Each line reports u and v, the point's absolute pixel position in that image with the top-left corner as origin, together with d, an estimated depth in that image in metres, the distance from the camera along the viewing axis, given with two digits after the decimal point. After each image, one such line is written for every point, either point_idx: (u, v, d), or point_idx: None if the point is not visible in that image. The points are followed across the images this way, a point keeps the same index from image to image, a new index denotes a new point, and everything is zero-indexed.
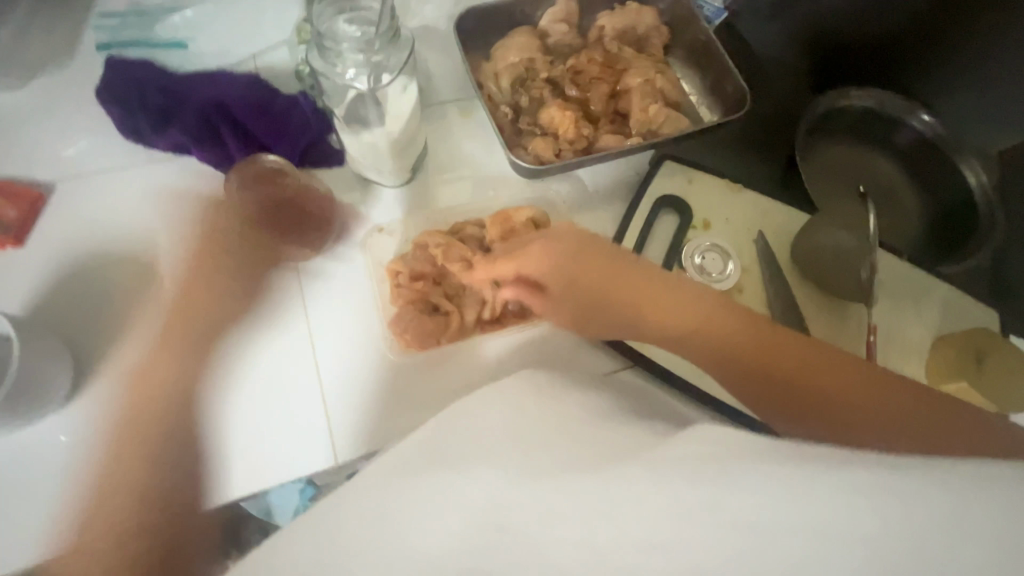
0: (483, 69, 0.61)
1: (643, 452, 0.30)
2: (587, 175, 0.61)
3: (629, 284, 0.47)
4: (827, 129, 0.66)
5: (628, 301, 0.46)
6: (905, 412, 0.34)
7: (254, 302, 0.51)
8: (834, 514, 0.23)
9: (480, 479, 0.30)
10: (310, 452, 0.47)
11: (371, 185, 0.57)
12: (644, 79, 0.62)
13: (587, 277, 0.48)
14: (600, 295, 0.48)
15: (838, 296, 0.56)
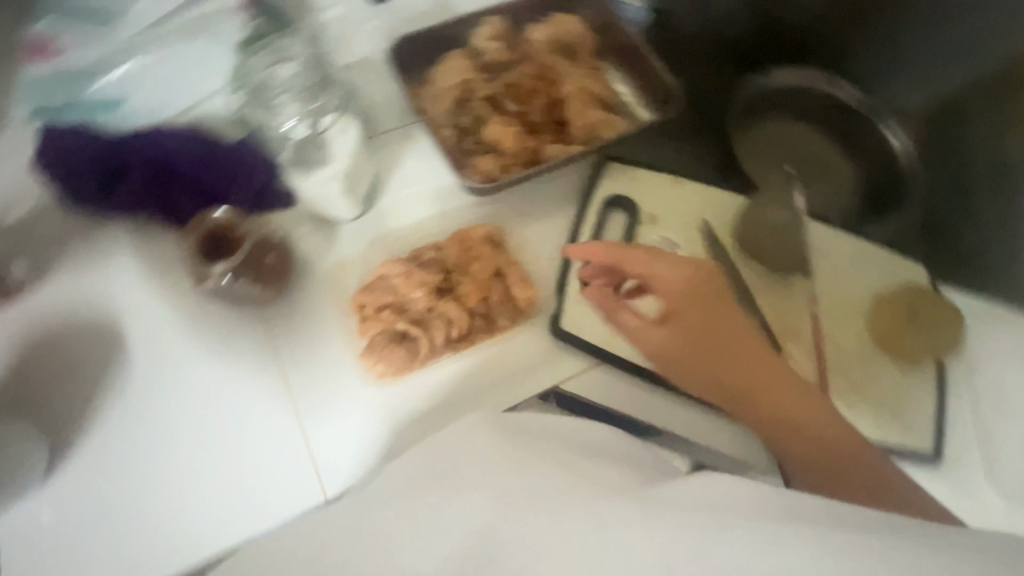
0: (422, 94, 0.63)
1: (622, 497, 0.34)
2: (537, 186, 0.63)
3: (728, 333, 0.50)
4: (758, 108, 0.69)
5: (739, 363, 0.49)
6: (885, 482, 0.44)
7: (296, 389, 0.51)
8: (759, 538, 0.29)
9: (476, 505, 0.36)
10: (300, 489, 0.48)
11: (326, 221, 0.58)
12: (579, 87, 0.65)
13: (686, 324, 0.49)
14: (712, 336, 0.49)
15: (780, 270, 0.61)
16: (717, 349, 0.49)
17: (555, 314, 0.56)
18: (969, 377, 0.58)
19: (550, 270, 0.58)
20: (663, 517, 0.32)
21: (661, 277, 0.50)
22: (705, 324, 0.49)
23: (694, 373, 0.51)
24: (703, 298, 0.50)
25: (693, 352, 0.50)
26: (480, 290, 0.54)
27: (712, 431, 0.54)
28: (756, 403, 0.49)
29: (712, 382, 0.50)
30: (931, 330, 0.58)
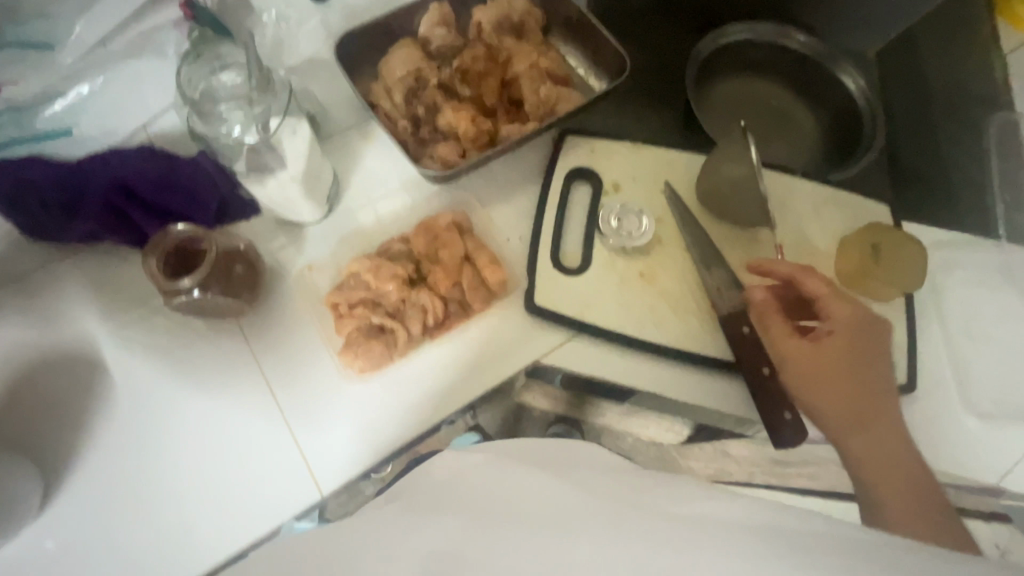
0: (374, 89, 0.62)
1: (635, 503, 0.34)
2: (499, 168, 0.63)
3: (863, 371, 0.55)
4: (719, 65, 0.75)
5: (859, 391, 0.53)
6: (936, 517, 0.47)
7: (351, 425, 0.51)
8: (736, 547, 0.29)
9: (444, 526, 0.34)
10: (295, 488, 0.49)
11: (292, 226, 0.58)
12: (529, 64, 0.64)
13: (865, 355, 0.55)
14: (859, 367, 0.54)
15: (742, 223, 0.62)
16: (850, 383, 0.53)
17: (528, 290, 0.56)
18: (932, 307, 0.60)
19: (519, 249, 0.59)
20: (635, 527, 0.32)
21: (838, 312, 0.55)
22: (843, 353, 0.54)
23: (822, 387, 0.53)
24: (858, 334, 0.55)
25: (828, 378, 0.53)
26: (452, 275, 0.54)
27: (691, 388, 0.56)
28: (863, 439, 0.52)
29: (834, 404, 0.53)
30: (901, 259, 0.58)
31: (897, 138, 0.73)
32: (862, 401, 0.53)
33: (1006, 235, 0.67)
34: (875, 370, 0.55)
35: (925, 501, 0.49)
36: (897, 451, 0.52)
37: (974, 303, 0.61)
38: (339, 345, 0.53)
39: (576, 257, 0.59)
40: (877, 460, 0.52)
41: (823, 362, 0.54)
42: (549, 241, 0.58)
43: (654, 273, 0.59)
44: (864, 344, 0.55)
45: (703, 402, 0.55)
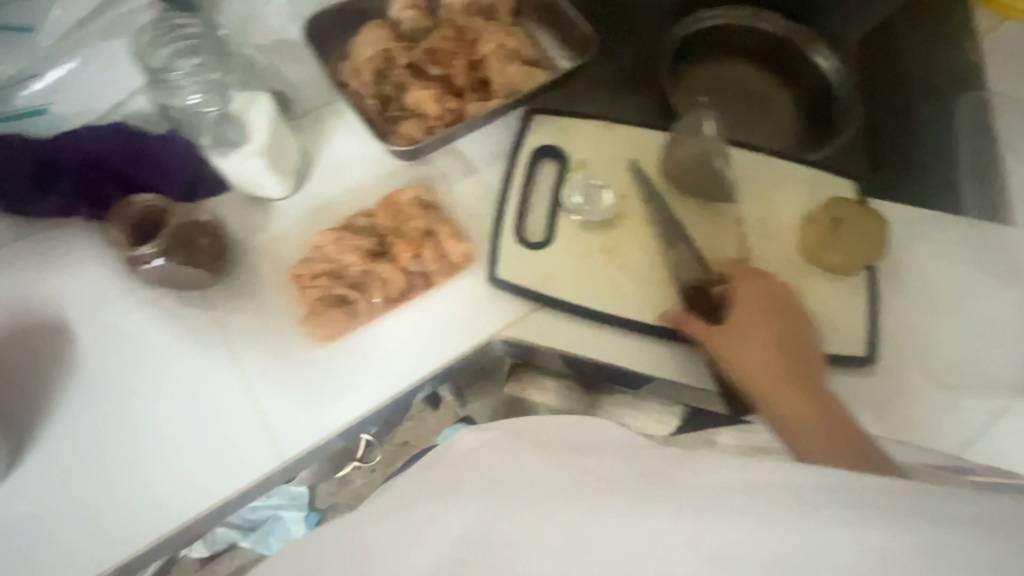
0: (345, 69, 0.63)
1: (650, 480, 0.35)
2: (467, 146, 0.64)
3: (785, 337, 0.54)
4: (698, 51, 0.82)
5: (773, 359, 0.52)
6: (848, 454, 0.43)
7: (309, 391, 0.52)
8: (754, 516, 0.32)
9: (467, 510, 0.35)
10: (257, 453, 0.50)
11: (259, 201, 0.58)
12: (497, 45, 0.65)
13: (785, 320, 0.54)
14: (778, 332, 0.54)
15: (708, 198, 0.62)
16: (764, 345, 0.53)
17: (490, 264, 0.57)
18: (892, 282, 0.61)
19: (486, 224, 0.60)
20: (661, 506, 0.34)
21: (741, 293, 0.55)
22: (755, 325, 0.54)
23: (741, 351, 0.53)
24: (777, 302, 0.55)
25: (743, 342, 0.53)
26: (414, 247, 0.55)
27: (654, 359, 0.57)
28: (780, 397, 0.50)
29: (754, 370, 0.52)
30: (863, 231, 0.58)
31: (877, 114, 0.75)
32: (782, 364, 0.52)
33: (972, 212, 0.67)
34: (801, 340, 0.54)
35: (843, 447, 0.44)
36: (819, 407, 0.49)
37: (937, 277, 0.62)
38: (301, 316, 0.54)
39: (541, 232, 0.60)
40: (796, 418, 0.49)
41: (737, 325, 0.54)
42: (513, 217, 0.59)
43: (618, 247, 0.59)
44: (785, 313, 0.55)
45: (665, 373, 0.57)
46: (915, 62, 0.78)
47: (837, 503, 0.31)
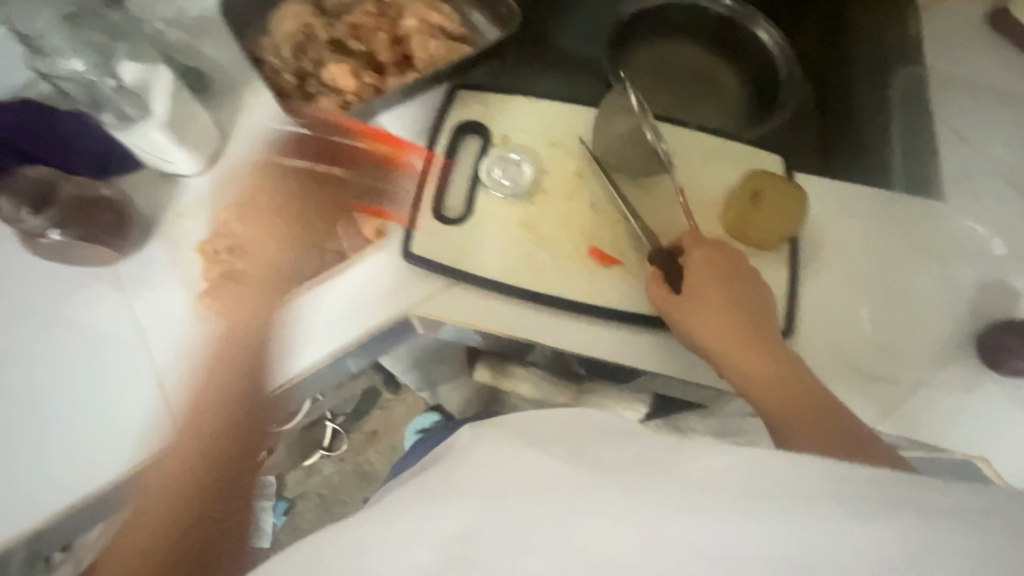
0: (262, 44, 0.62)
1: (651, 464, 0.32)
2: (388, 122, 0.63)
3: (740, 299, 0.53)
4: (643, 30, 0.82)
5: (734, 326, 0.52)
6: (829, 426, 0.45)
7: (221, 367, 0.52)
8: (752, 505, 0.28)
9: (458, 510, 0.32)
10: (161, 429, 0.50)
11: (173, 178, 0.58)
12: (420, 20, 0.65)
13: (737, 284, 0.53)
14: (732, 296, 0.53)
15: (641, 174, 0.61)
16: (722, 314, 0.52)
17: (404, 240, 0.56)
18: (818, 257, 0.60)
19: (403, 200, 0.59)
20: (652, 498, 0.30)
21: (696, 264, 0.54)
22: (715, 295, 0.52)
23: (702, 323, 0.52)
24: (725, 266, 0.54)
25: (703, 312, 0.52)
26: (323, 222, 0.56)
27: (558, 329, 0.56)
28: (742, 363, 0.51)
29: (718, 340, 0.51)
30: (784, 199, 0.57)
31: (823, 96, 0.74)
32: (742, 330, 0.52)
33: (900, 189, 0.67)
34: (752, 296, 0.53)
35: (820, 416, 0.46)
36: (781, 366, 0.50)
37: (863, 252, 0.61)
38: (203, 289, 0.54)
39: (459, 208, 0.59)
40: (766, 384, 0.49)
41: (693, 298, 0.53)
42: (430, 193, 0.58)
43: (535, 223, 0.59)
44: (734, 276, 0.54)
45: (576, 346, 0.56)
46: (861, 36, 0.76)
47: (801, 492, 0.28)
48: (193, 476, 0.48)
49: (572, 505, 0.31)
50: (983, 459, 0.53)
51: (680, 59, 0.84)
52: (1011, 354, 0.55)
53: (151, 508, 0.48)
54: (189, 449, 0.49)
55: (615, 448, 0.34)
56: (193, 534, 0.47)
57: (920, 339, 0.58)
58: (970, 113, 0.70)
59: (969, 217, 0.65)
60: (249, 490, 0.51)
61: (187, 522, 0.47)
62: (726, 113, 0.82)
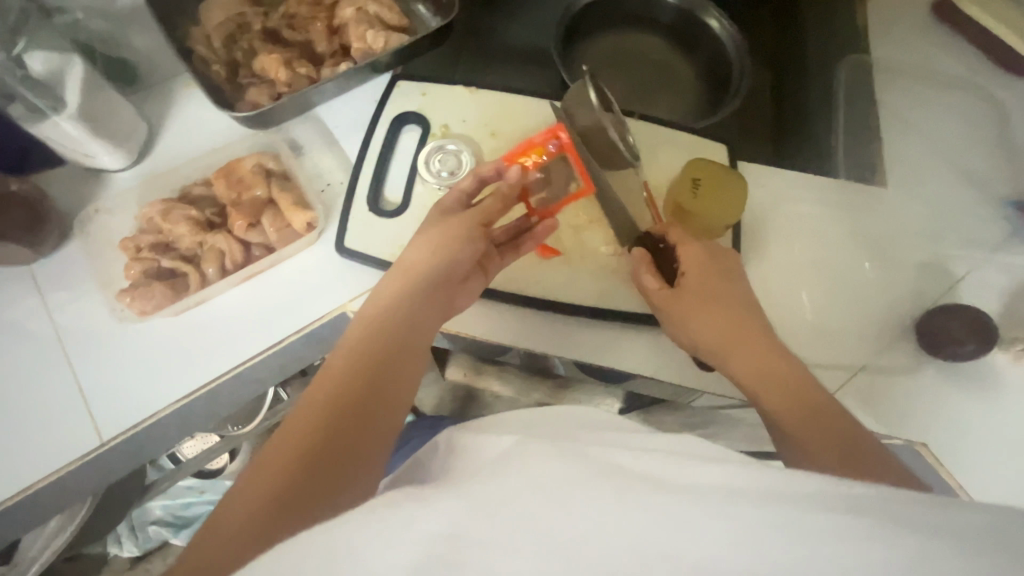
0: (193, 34, 0.60)
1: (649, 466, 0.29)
2: (326, 114, 0.61)
3: (734, 302, 0.50)
4: (596, 20, 0.81)
5: (732, 319, 0.49)
6: (833, 435, 0.42)
7: (144, 367, 0.50)
8: (741, 496, 0.26)
9: (449, 510, 0.28)
10: (73, 433, 0.48)
11: (102, 174, 0.57)
12: (356, 8, 0.62)
13: (729, 286, 0.51)
14: (724, 299, 0.50)
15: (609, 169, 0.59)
16: (716, 318, 0.49)
17: (339, 234, 0.55)
18: (759, 246, 0.60)
19: (338, 193, 0.58)
20: (643, 495, 0.27)
21: (688, 256, 0.52)
22: (711, 286, 0.51)
23: (697, 329, 0.50)
24: (715, 269, 0.51)
25: (696, 316, 0.50)
26: (252, 217, 0.54)
27: (506, 323, 0.56)
28: (742, 364, 0.48)
29: (716, 334, 0.49)
30: (726, 190, 0.56)
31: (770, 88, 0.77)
32: (740, 334, 0.49)
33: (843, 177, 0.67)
34: (746, 296, 0.51)
35: (824, 423, 0.43)
36: (781, 362, 0.47)
37: (805, 240, 0.61)
38: (122, 288, 0.52)
39: (397, 201, 0.57)
40: (767, 388, 0.46)
41: (687, 304, 0.50)
42: (367, 185, 0.57)
43: None
44: (725, 277, 0.51)
45: (525, 340, 0.55)
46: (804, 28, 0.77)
47: (776, 483, 0.26)
48: (347, 386, 0.42)
49: (567, 502, 0.27)
50: (923, 445, 0.53)
51: (635, 51, 0.84)
52: (950, 339, 0.55)
53: (319, 398, 0.42)
54: (356, 359, 0.44)
55: (587, 444, 0.32)
56: (342, 444, 0.40)
57: (863, 326, 0.58)
58: (914, 102, 0.71)
59: (910, 203, 0.66)
60: (390, 428, 0.42)
61: (335, 437, 0.40)
62: (682, 104, 0.82)
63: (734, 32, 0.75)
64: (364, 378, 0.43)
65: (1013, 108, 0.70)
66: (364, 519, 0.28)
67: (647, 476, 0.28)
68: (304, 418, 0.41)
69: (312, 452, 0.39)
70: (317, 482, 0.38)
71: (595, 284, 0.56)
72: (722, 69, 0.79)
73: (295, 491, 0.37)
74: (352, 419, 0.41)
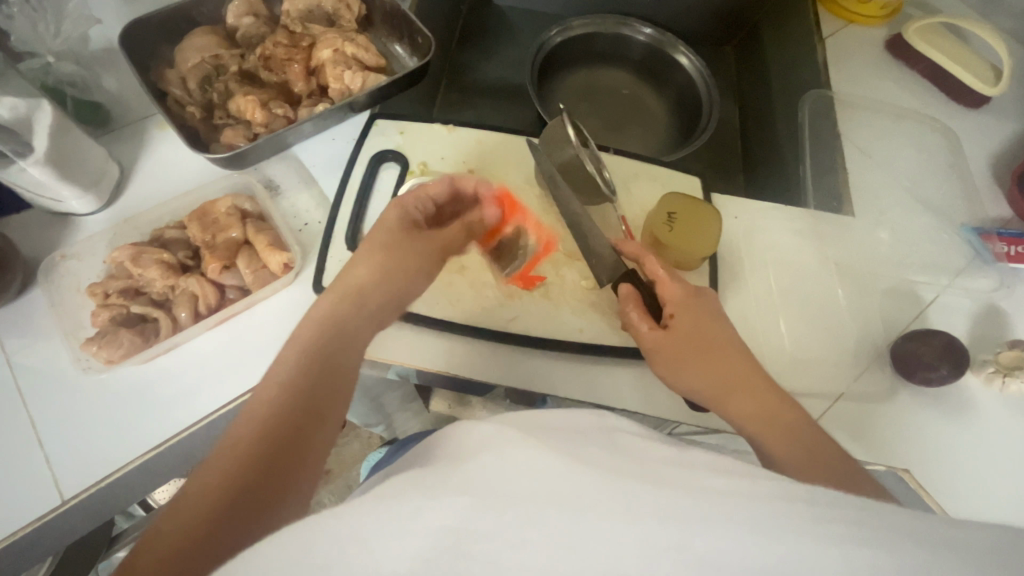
0: (167, 76, 0.60)
1: (668, 475, 0.30)
2: (303, 153, 0.61)
3: (722, 340, 0.50)
4: (569, 57, 0.84)
5: (720, 357, 0.49)
6: (824, 452, 0.44)
7: (110, 417, 0.48)
8: (752, 505, 0.27)
9: (454, 504, 0.27)
10: (32, 492, 0.45)
11: (70, 218, 0.56)
12: (333, 49, 0.63)
13: (714, 325, 0.50)
14: (710, 338, 0.49)
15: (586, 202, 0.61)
16: (709, 357, 0.49)
17: (316, 273, 0.54)
18: (734, 276, 0.61)
19: (316, 233, 0.57)
20: (649, 500, 0.27)
21: (671, 295, 0.51)
22: (696, 326, 0.50)
23: (689, 371, 0.49)
24: (701, 310, 0.51)
25: (690, 354, 0.49)
26: (227, 259, 0.53)
27: (535, 366, 0.55)
28: (736, 396, 0.47)
29: (708, 375, 0.48)
30: (698, 222, 0.57)
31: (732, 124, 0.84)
32: (733, 372, 0.48)
33: (813, 206, 0.69)
34: (731, 332, 0.51)
35: (812, 442, 0.45)
36: (772, 393, 0.47)
37: (779, 269, 0.62)
38: (87, 336, 0.50)
39: None
40: (761, 415, 0.46)
41: (679, 347, 0.49)
42: (345, 224, 0.56)
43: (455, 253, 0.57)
44: (709, 317, 0.51)
45: (552, 387, 0.54)
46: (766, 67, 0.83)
47: (793, 505, 0.27)
48: (303, 396, 0.41)
49: (575, 508, 0.27)
50: (906, 470, 0.53)
51: (607, 86, 0.86)
52: (922, 363, 0.56)
53: (263, 418, 0.39)
54: (302, 377, 0.42)
55: (579, 446, 0.32)
56: (294, 459, 0.38)
57: (840, 352, 0.59)
58: (876, 132, 0.74)
59: (879, 229, 0.68)
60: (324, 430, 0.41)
61: (275, 453, 0.37)
62: (654, 137, 0.84)
63: (704, 69, 0.79)
64: (317, 400, 0.41)
65: (966, 138, 0.74)
66: (375, 516, 0.27)
67: (660, 486, 0.29)
68: (249, 434, 0.38)
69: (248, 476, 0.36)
70: (254, 507, 0.35)
71: (576, 318, 0.56)
72: (691, 103, 0.82)
73: (242, 499, 0.35)
74: (307, 430, 0.39)
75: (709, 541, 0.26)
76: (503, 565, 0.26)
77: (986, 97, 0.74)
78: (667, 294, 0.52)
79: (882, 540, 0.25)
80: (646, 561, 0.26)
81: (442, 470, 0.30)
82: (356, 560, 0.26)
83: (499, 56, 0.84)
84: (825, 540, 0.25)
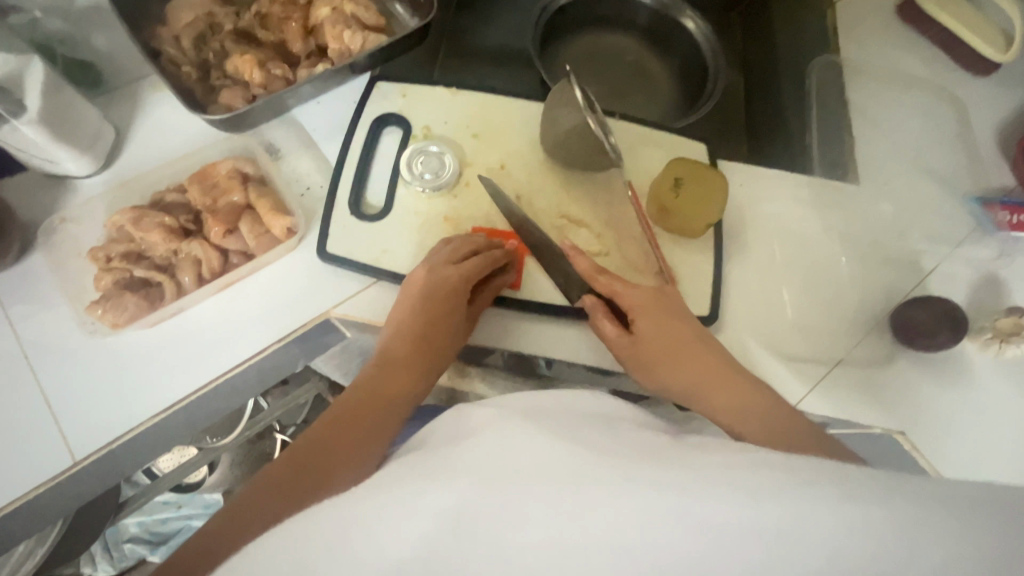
0: (160, 34, 0.58)
1: (670, 459, 0.31)
2: (303, 115, 0.60)
3: (690, 340, 0.50)
4: (573, 20, 0.81)
5: (689, 358, 0.49)
6: (796, 430, 0.45)
7: (117, 381, 0.48)
8: (755, 474, 0.28)
9: (455, 488, 0.29)
10: (42, 453, 0.45)
11: (67, 180, 0.55)
12: (331, 8, 0.61)
13: (681, 326, 0.50)
14: (677, 342, 0.50)
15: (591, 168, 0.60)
16: (677, 360, 0.49)
17: (320, 238, 0.53)
18: (738, 245, 0.61)
19: (318, 198, 0.57)
20: (647, 476, 0.28)
21: (633, 299, 0.51)
22: (662, 328, 0.50)
23: (664, 372, 0.50)
24: (664, 312, 0.51)
25: (660, 357, 0.50)
26: (228, 224, 0.53)
27: (537, 336, 0.55)
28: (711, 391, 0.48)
29: (681, 379, 0.49)
30: (705, 188, 0.57)
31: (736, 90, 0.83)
32: (703, 372, 0.49)
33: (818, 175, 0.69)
34: (698, 328, 0.51)
35: (785, 419, 0.46)
36: (743, 382, 0.48)
37: (782, 238, 0.62)
38: (91, 301, 0.50)
39: (379, 205, 0.56)
40: (736, 404, 0.47)
41: (647, 354, 0.50)
42: (348, 188, 0.56)
43: (459, 217, 0.57)
44: (673, 318, 0.51)
45: (550, 352, 0.55)
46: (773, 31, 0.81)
47: (798, 469, 0.28)
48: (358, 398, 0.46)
49: (574, 487, 0.28)
50: (902, 432, 0.55)
51: (610, 51, 0.85)
52: (922, 333, 0.57)
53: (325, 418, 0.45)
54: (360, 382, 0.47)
55: (577, 435, 0.33)
56: (348, 448, 0.43)
57: (840, 321, 0.60)
58: (883, 100, 0.73)
59: (882, 198, 0.68)
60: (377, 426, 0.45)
61: (330, 443, 0.43)
62: (657, 105, 0.84)
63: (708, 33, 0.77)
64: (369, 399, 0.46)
65: (974, 106, 0.73)
66: (378, 504, 0.28)
67: (657, 468, 0.30)
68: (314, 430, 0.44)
69: (307, 462, 0.42)
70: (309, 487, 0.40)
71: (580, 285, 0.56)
72: (696, 69, 0.80)
73: (300, 482, 0.41)
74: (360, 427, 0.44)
75: (715, 511, 0.26)
76: (510, 546, 0.26)
77: (996, 64, 0.73)
78: (627, 301, 0.51)
79: (888, 494, 0.26)
80: (653, 532, 0.26)
81: (443, 458, 0.32)
82: (364, 541, 0.26)
83: (501, 18, 0.82)
84: (832, 493, 0.26)
